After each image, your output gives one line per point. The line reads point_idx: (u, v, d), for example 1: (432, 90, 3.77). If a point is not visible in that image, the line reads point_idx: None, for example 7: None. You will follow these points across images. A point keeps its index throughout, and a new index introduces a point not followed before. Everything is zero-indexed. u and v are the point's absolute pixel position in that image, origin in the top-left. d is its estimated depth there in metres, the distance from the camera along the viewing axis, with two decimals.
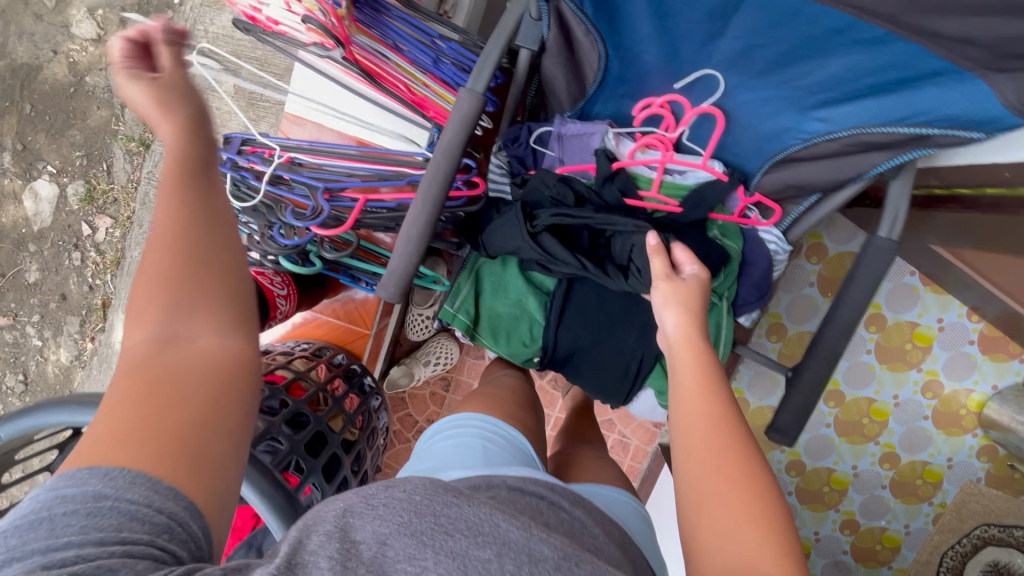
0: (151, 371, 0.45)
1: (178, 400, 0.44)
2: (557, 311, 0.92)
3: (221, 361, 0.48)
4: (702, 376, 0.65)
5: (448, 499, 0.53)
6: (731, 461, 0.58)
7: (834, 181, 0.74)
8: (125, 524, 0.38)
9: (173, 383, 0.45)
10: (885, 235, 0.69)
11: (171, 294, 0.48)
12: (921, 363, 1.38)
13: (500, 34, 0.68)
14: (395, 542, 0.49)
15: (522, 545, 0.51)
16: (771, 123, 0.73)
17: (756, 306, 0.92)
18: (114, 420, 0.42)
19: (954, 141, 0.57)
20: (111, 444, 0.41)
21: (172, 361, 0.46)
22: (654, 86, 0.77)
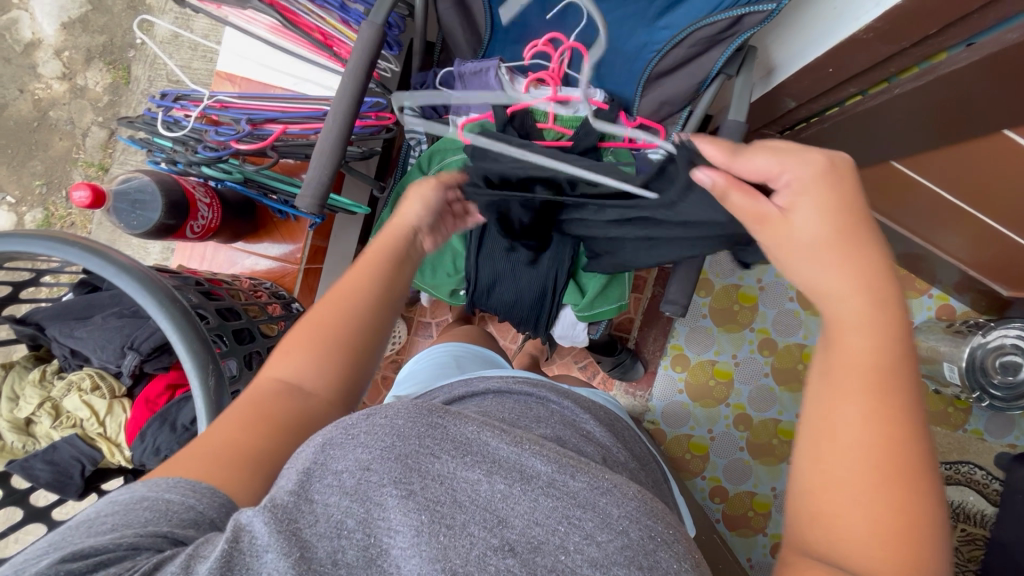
0: (267, 415, 0.53)
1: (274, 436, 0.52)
2: (476, 242, 0.97)
3: (308, 412, 0.55)
4: (878, 358, 0.47)
5: (433, 419, 0.48)
6: (890, 445, 0.44)
7: (692, 88, 0.86)
8: (155, 517, 0.42)
9: (275, 423, 0.53)
10: (733, 118, 0.82)
11: (328, 345, 0.58)
12: None
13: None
14: (378, 467, 0.45)
15: (514, 461, 0.47)
16: (632, 42, 0.87)
17: None
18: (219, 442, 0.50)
19: (759, 17, 0.74)
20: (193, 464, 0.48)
21: (289, 412, 0.54)
22: (535, 30, 0.93)
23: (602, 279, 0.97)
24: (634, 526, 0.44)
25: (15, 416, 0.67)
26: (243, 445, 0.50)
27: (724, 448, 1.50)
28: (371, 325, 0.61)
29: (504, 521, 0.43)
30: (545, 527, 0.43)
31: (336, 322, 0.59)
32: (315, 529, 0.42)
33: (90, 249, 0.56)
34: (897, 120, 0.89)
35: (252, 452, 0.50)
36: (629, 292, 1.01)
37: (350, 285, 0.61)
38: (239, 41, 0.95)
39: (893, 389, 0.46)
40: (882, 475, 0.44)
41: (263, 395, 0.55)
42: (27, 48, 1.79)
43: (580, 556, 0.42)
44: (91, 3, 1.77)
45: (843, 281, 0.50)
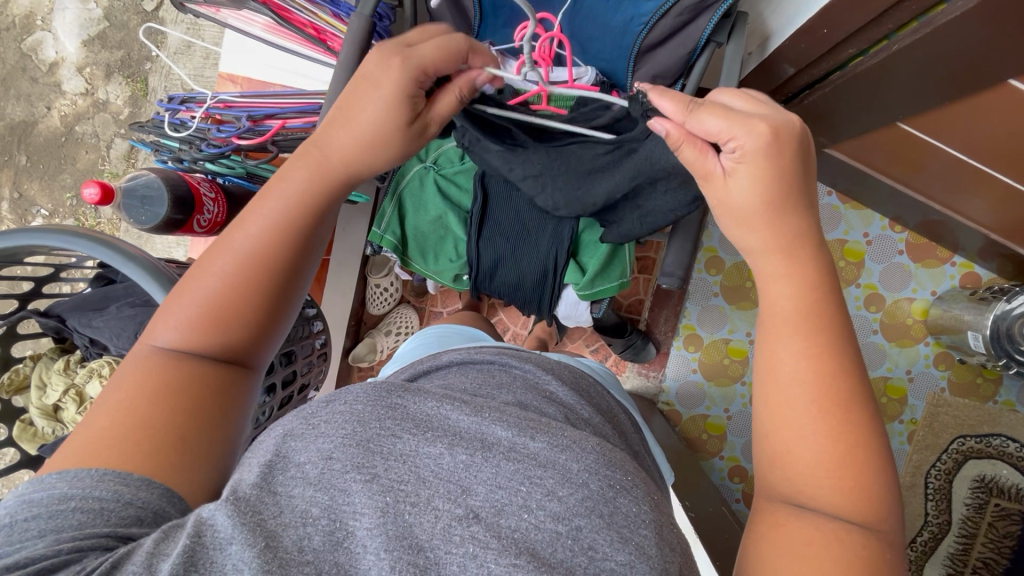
0: (155, 384, 0.53)
1: (169, 403, 0.52)
2: (475, 226, 0.99)
3: (201, 375, 0.55)
4: (810, 311, 0.53)
5: (392, 402, 0.51)
6: (824, 390, 0.50)
7: (682, 59, 0.86)
8: (88, 518, 0.44)
9: (169, 391, 0.53)
10: (726, 86, 0.81)
11: (223, 315, 0.57)
12: (858, 279, 1.44)
13: None
14: (340, 455, 0.47)
15: (476, 432, 0.50)
16: (619, 17, 0.87)
17: None
18: (117, 417, 0.51)
19: None
20: (104, 447, 0.49)
21: (179, 377, 0.54)
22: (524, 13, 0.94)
23: (601, 258, 0.98)
24: (593, 478, 0.48)
25: (44, 402, 0.72)
26: (146, 416, 0.51)
27: (741, 427, 1.48)
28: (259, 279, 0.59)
29: (467, 489, 0.47)
30: (507, 489, 0.47)
31: (223, 294, 0.58)
32: (277, 521, 0.43)
33: (102, 241, 0.60)
34: (900, 78, 0.86)
35: (181, 425, 0.52)
36: (630, 270, 1.02)
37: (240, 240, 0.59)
38: (236, 42, 0.98)
39: (822, 329, 0.52)
40: (822, 406, 0.50)
41: (157, 366, 0.55)
42: (51, 67, 1.88)
43: (543, 511, 0.46)
44: (108, 19, 1.84)
45: (766, 237, 0.54)
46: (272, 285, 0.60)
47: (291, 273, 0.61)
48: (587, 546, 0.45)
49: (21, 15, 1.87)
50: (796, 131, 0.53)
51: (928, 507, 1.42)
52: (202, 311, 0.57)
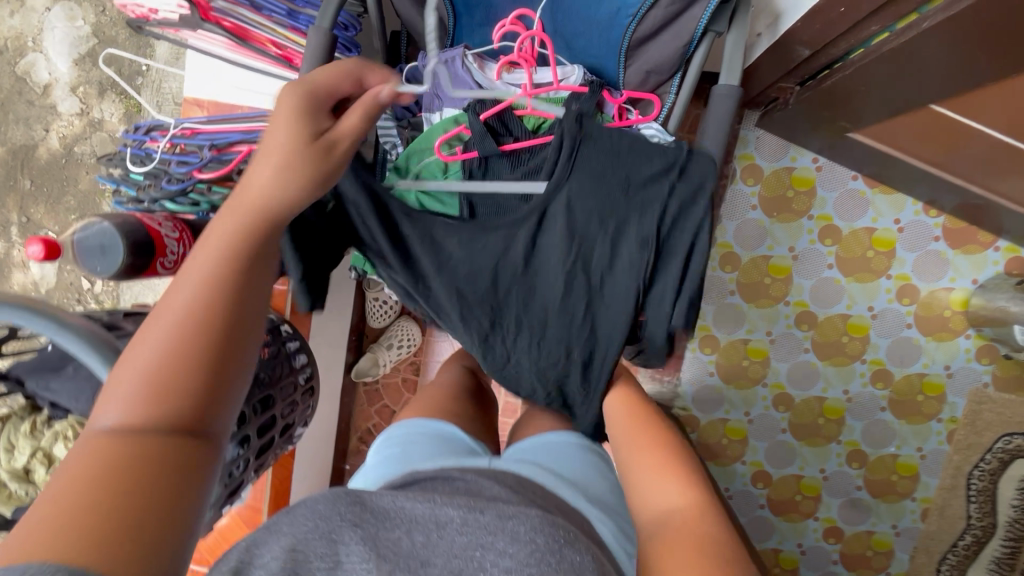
0: (115, 469, 0.41)
1: (129, 478, 0.41)
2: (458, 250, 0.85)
3: (160, 446, 0.44)
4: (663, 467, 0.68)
5: (348, 497, 0.51)
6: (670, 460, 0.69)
7: (678, 52, 0.78)
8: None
9: (123, 474, 0.41)
10: (726, 81, 0.72)
11: (158, 378, 0.47)
12: (889, 269, 1.32)
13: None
14: (300, 549, 0.46)
15: (428, 515, 0.50)
16: (607, 9, 0.80)
17: None
18: (65, 501, 0.39)
19: None
20: (53, 529, 0.37)
21: (134, 455, 0.43)
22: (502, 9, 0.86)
23: (636, 290, 0.82)
24: (540, 535, 0.47)
25: (13, 465, 0.69)
26: (76, 515, 0.38)
27: (763, 431, 1.41)
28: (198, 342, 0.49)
29: (425, 563, 0.46)
30: (463, 557, 0.46)
31: (146, 382, 0.47)
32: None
33: (49, 316, 0.55)
34: (933, 58, 0.76)
35: (149, 494, 0.41)
36: None
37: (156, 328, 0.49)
38: (197, 62, 0.92)
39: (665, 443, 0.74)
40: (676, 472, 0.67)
41: (103, 448, 0.43)
42: (45, 89, 1.86)
43: (495, 569, 0.45)
44: (97, 36, 1.81)
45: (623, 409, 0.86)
46: (217, 355, 0.50)
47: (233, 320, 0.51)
48: None
49: (12, 38, 1.85)
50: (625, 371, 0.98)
51: (971, 509, 1.34)
52: (142, 388, 0.46)
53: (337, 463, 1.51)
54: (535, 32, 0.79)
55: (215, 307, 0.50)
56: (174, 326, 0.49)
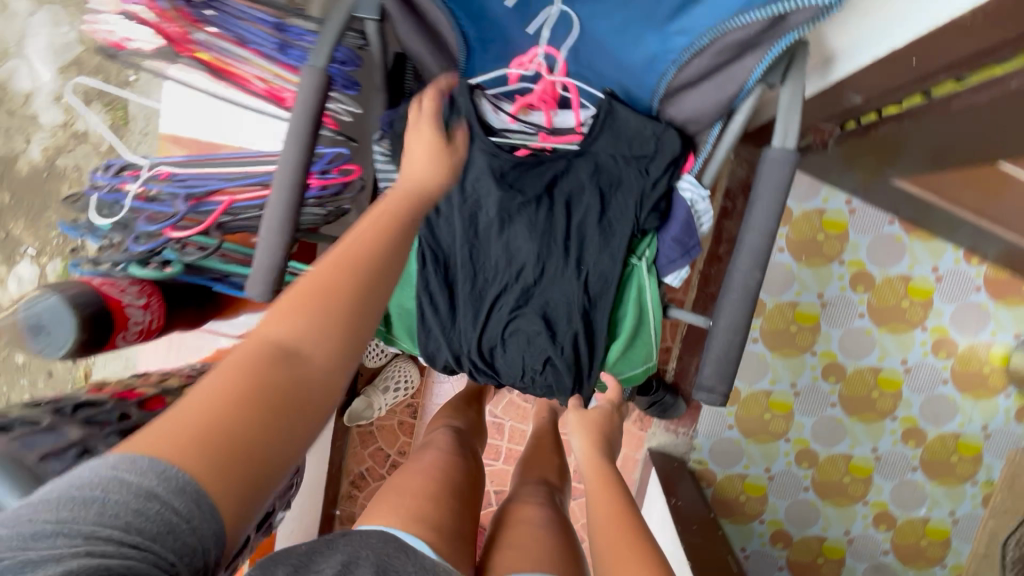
0: (267, 384, 0.41)
1: (271, 409, 0.40)
2: (446, 295, 0.83)
3: (307, 386, 0.42)
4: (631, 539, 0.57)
5: (395, 550, 0.56)
6: (628, 526, 0.60)
7: (723, 102, 0.68)
8: (111, 508, 0.33)
9: (270, 401, 0.40)
10: (779, 146, 0.61)
11: (327, 307, 0.45)
12: (925, 321, 1.23)
13: (326, 33, 0.65)
14: None
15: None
16: (641, 53, 0.70)
17: (683, 263, 0.81)
18: (216, 404, 0.39)
19: (810, 14, 0.56)
20: (187, 433, 0.37)
21: (282, 383, 0.41)
22: (519, 46, 0.77)
23: (610, 315, 0.81)
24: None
25: None
26: (221, 424, 0.38)
27: (785, 488, 1.31)
28: (365, 302, 0.46)
29: None
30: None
31: (315, 317, 0.44)
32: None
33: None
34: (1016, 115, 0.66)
35: (276, 431, 0.40)
36: (657, 352, 0.86)
37: (330, 269, 0.46)
38: (181, 98, 0.83)
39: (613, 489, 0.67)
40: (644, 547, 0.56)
41: (261, 353, 0.42)
42: None
43: None
44: None
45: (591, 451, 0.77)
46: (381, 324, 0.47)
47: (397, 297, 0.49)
48: None
49: None
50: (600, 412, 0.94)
51: None
52: (313, 311, 0.44)
53: (326, 510, 1.41)
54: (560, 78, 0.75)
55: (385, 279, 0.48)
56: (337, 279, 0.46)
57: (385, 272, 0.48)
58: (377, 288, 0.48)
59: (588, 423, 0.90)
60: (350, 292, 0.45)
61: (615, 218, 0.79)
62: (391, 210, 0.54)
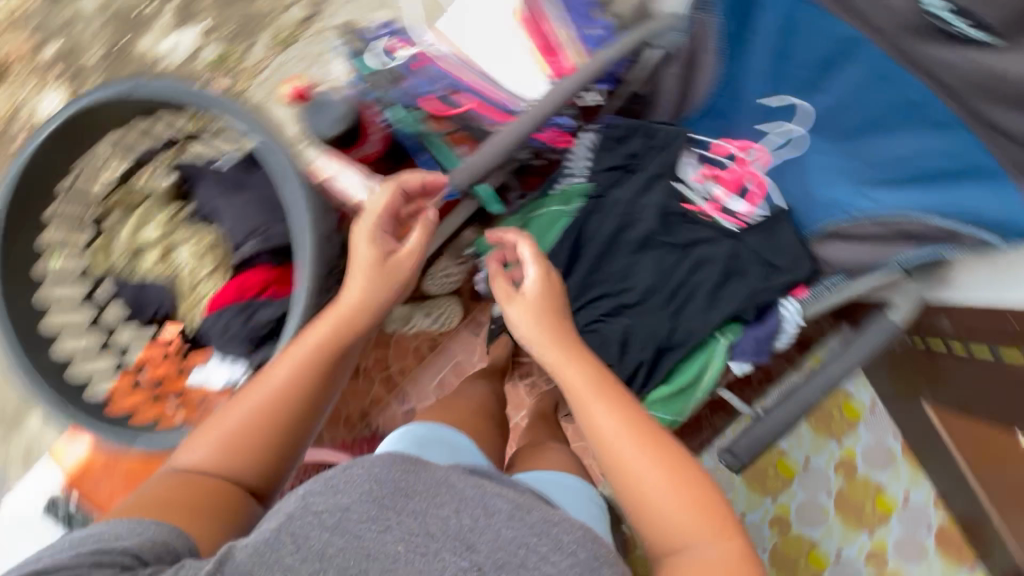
0: (193, 486, 0.59)
1: (194, 496, 0.58)
2: (563, 270, 0.98)
3: (227, 489, 0.60)
4: (692, 513, 0.57)
5: (407, 467, 0.60)
6: (687, 495, 0.58)
7: (863, 263, 0.82)
8: (131, 539, 0.51)
9: (196, 497, 0.58)
10: (895, 318, 0.79)
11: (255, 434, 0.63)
12: (874, 528, 1.34)
13: (631, 40, 0.83)
14: (355, 507, 0.55)
15: (479, 500, 0.59)
16: (830, 194, 0.84)
17: (749, 359, 0.93)
18: (164, 492, 0.58)
19: (981, 242, 0.70)
20: (143, 507, 0.56)
21: (204, 481, 0.60)
22: (739, 130, 0.91)
23: (679, 358, 0.94)
24: (580, 548, 0.56)
25: None
26: (175, 500, 0.58)
27: None
28: (289, 406, 0.64)
29: (470, 546, 0.54)
30: (507, 551, 0.54)
31: (257, 411, 0.63)
32: (293, 557, 0.51)
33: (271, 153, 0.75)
34: None
35: (211, 498, 0.59)
36: (690, 414, 0.96)
37: (258, 392, 0.64)
38: (468, 10, 0.96)
39: (653, 433, 0.61)
40: (697, 505, 0.57)
41: (181, 479, 0.60)
42: None
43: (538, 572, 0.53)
44: None
45: (608, 392, 0.63)
46: (303, 423, 0.66)
47: (313, 402, 0.66)
48: None
49: None
50: (541, 267, 0.74)
51: None
52: (241, 420, 0.63)
53: None
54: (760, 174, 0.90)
55: (313, 391, 0.66)
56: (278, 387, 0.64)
57: (316, 382, 0.66)
58: (303, 390, 0.65)
59: (537, 302, 0.72)
60: (282, 396, 0.64)
61: (725, 294, 0.93)
62: (337, 325, 0.68)
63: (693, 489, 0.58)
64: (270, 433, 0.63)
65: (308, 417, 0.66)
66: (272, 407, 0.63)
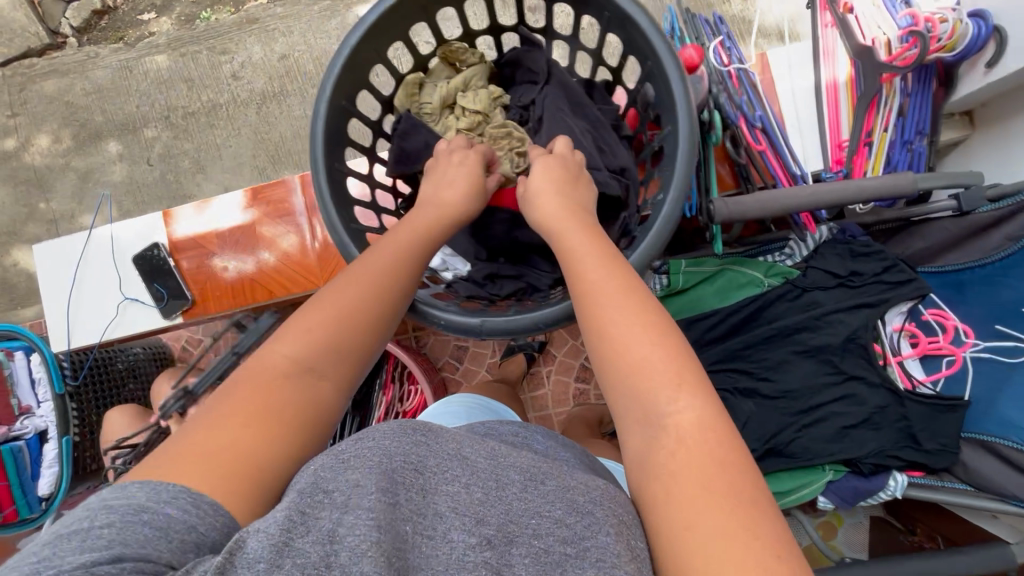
0: (275, 402, 0.49)
1: (276, 429, 0.48)
2: (725, 330, 0.99)
3: (312, 414, 0.51)
4: (697, 423, 0.48)
5: (417, 438, 0.50)
6: (684, 380, 0.49)
7: (1001, 489, 0.85)
8: (156, 541, 0.40)
9: (274, 416, 0.49)
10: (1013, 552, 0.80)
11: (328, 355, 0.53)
12: None
13: (939, 179, 0.83)
14: (367, 482, 0.45)
15: (493, 470, 0.50)
16: (1016, 415, 0.86)
17: (840, 504, 0.94)
18: (231, 426, 0.47)
19: None
20: (199, 460, 0.45)
21: (291, 400, 0.50)
22: (963, 313, 0.93)
23: (781, 467, 0.95)
24: (597, 510, 0.48)
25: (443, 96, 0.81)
26: (240, 446, 0.46)
27: None
28: (366, 313, 0.57)
29: (481, 519, 0.46)
30: (519, 522, 0.46)
31: (332, 321, 0.54)
32: (305, 541, 0.40)
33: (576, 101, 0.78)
34: None
35: (295, 441, 0.49)
36: None
37: (348, 282, 0.58)
38: (802, 57, 0.93)
39: (653, 309, 0.54)
40: (681, 383, 0.49)
41: (262, 385, 0.50)
42: None
43: (552, 536, 0.46)
44: None
45: (610, 268, 0.57)
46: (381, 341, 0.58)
47: (389, 307, 0.59)
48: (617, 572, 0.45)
49: None
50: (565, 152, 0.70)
51: None
52: (323, 324, 0.54)
53: None
54: (959, 355, 0.91)
55: (388, 292, 0.59)
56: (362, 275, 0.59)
57: (396, 277, 0.60)
58: (378, 297, 0.58)
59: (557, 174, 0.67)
60: (371, 289, 0.57)
61: (858, 439, 0.93)
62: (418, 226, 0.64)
63: (688, 376, 0.50)
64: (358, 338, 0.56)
65: (388, 325, 0.59)
66: (356, 309, 0.56)
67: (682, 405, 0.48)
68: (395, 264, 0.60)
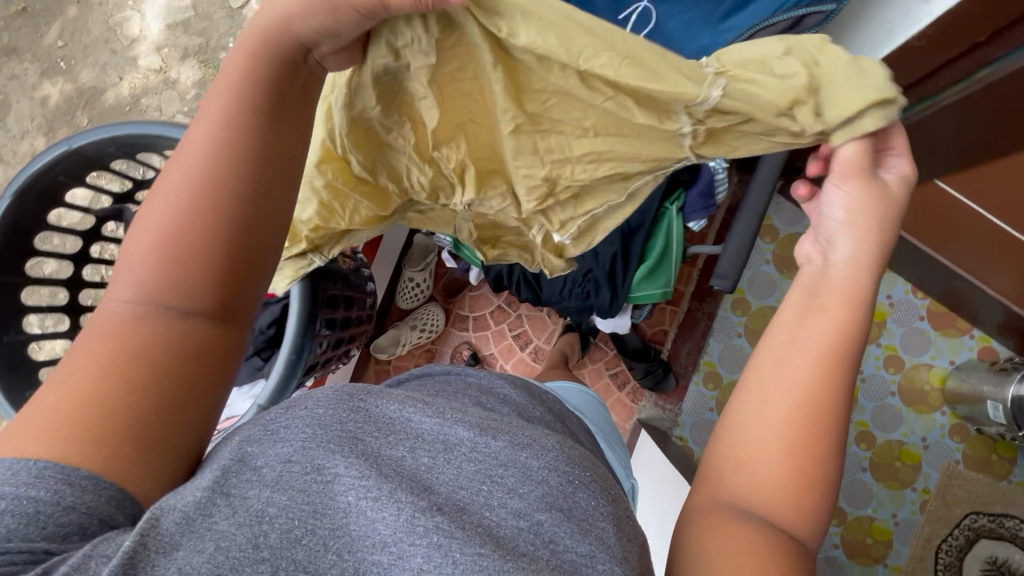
0: (132, 340, 0.48)
1: (131, 377, 0.47)
2: None
3: (190, 345, 0.50)
4: (771, 496, 0.51)
5: (354, 404, 0.51)
6: (798, 460, 0.52)
7: None
8: (25, 526, 0.40)
9: (134, 360, 0.48)
10: None
11: (182, 245, 0.50)
12: (880, 337, 1.48)
13: None
14: (299, 457, 0.46)
15: (439, 433, 0.50)
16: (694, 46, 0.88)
17: (703, 214, 1.01)
18: (87, 381, 0.46)
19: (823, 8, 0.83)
20: (54, 422, 0.44)
21: (160, 331, 0.49)
22: None
23: (644, 238, 1.01)
24: (552, 474, 0.49)
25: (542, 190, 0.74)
26: (99, 399, 0.45)
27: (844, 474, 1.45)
28: (221, 224, 0.51)
29: (429, 488, 0.46)
30: (468, 489, 0.47)
31: (190, 217, 0.51)
32: (229, 521, 0.42)
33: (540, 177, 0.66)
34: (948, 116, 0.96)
35: (153, 377, 0.48)
36: (674, 279, 1.06)
37: (187, 173, 0.52)
38: None
39: (821, 404, 0.53)
40: (800, 463, 0.52)
41: (117, 316, 0.50)
42: (131, 42, 1.80)
43: (503, 508, 0.46)
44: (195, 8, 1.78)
45: (816, 350, 0.54)
46: (247, 243, 0.53)
47: (240, 215, 0.52)
48: (547, 538, 0.45)
49: None
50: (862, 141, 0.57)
51: None
52: (170, 234, 0.50)
53: None
54: None
55: (255, 187, 0.53)
56: (215, 162, 0.52)
57: (242, 166, 0.52)
58: (239, 199, 0.52)
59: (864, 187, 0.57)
60: (216, 185, 0.51)
61: None
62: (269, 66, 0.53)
63: (806, 457, 0.52)
64: (207, 246, 0.51)
65: (265, 230, 0.54)
66: (207, 210, 0.51)
67: (785, 514, 0.51)
68: (243, 141, 0.53)
